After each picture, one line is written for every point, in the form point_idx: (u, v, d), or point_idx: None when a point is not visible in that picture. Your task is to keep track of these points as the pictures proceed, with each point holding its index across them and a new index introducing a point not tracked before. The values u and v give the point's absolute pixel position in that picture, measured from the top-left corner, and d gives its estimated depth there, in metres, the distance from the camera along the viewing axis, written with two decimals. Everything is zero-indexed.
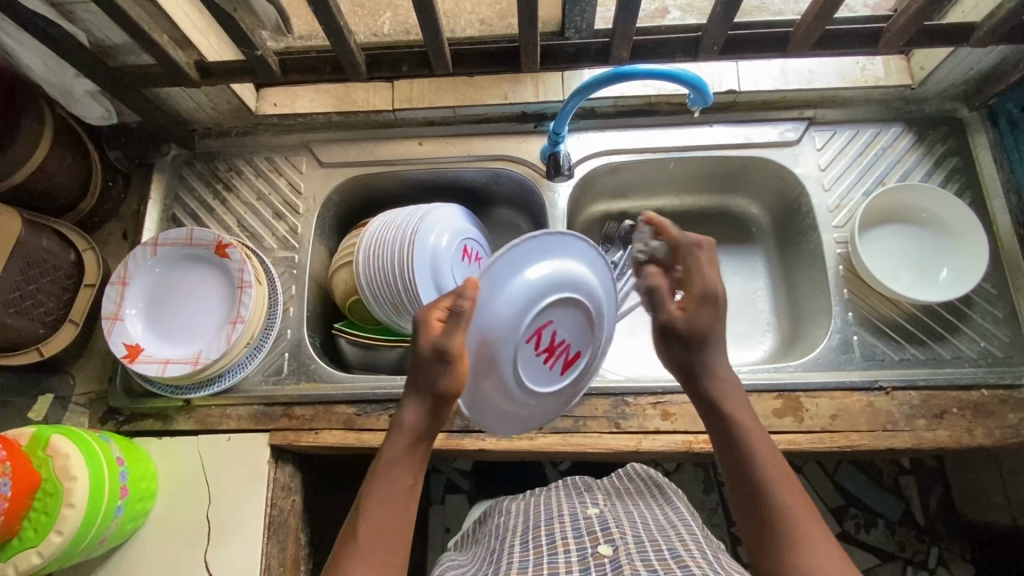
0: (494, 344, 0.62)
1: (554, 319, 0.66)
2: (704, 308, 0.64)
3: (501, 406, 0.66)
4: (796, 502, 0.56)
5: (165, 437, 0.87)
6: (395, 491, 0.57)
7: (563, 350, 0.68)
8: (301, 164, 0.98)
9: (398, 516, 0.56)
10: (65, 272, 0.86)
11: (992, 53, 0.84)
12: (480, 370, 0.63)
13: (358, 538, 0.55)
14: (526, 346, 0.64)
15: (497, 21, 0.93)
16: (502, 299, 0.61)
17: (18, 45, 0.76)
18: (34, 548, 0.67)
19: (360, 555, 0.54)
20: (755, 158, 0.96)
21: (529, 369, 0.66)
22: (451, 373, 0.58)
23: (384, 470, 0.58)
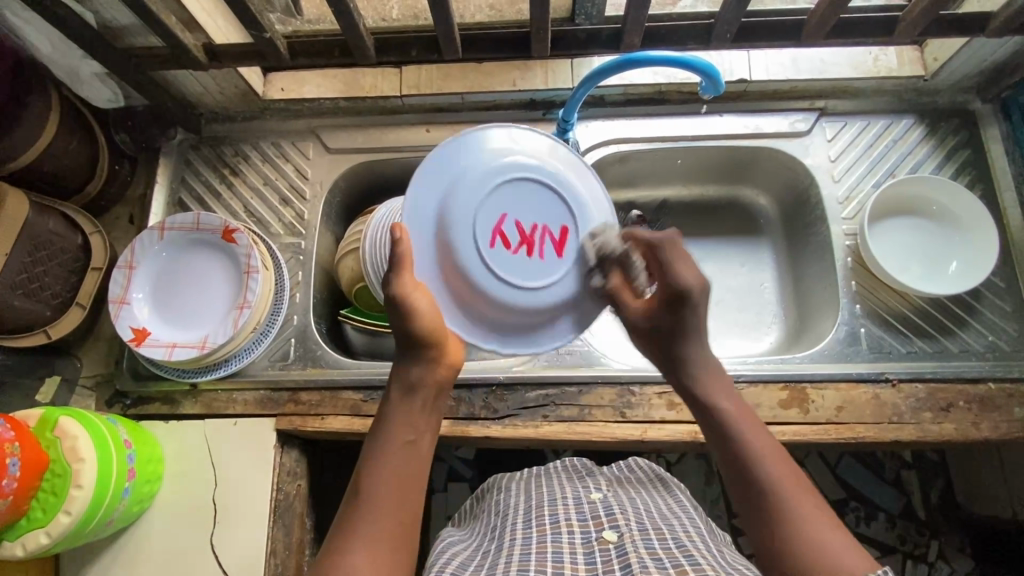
0: (458, 265, 0.61)
1: (509, 210, 0.62)
2: (673, 312, 0.64)
3: (494, 316, 0.63)
4: (783, 469, 0.56)
5: (172, 420, 0.87)
6: (403, 442, 0.59)
7: (542, 236, 0.63)
8: (308, 149, 0.98)
9: (404, 454, 0.58)
10: (72, 255, 0.86)
11: (1006, 44, 0.83)
12: (464, 296, 0.62)
13: (364, 485, 0.56)
14: (493, 249, 0.61)
15: (506, 6, 0.91)
16: (430, 214, 0.61)
17: (25, 25, 0.75)
18: (42, 529, 0.68)
19: (374, 502, 0.55)
20: (765, 148, 0.95)
21: (510, 268, 0.61)
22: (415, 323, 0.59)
23: (393, 423, 0.60)
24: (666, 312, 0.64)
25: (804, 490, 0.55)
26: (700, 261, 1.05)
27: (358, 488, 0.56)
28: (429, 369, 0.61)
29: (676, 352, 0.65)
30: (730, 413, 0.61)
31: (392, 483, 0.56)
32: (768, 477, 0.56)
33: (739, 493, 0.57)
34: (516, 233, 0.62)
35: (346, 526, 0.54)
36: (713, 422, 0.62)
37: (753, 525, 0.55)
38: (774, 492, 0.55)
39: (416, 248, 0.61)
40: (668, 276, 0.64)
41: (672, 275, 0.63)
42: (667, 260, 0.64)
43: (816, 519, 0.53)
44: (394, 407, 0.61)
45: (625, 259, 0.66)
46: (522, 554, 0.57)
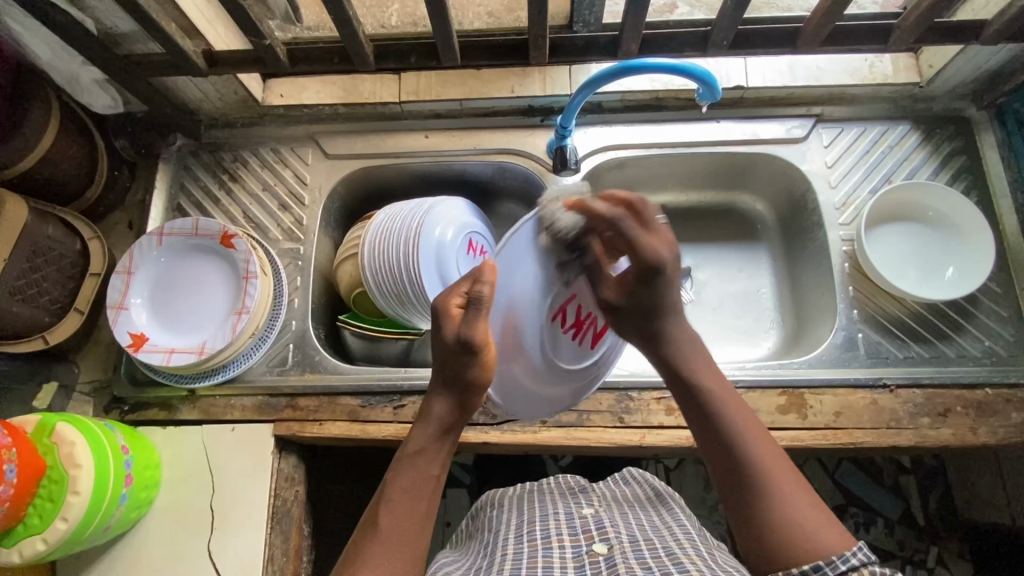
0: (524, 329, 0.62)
1: (578, 293, 0.66)
2: (643, 283, 0.63)
3: (530, 387, 0.67)
4: (767, 455, 0.59)
5: (170, 426, 0.87)
6: (419, 476, 0.59)
7: (591, 324, 0.69)
8: (307, 155, 0.98)
9: (425, 495, 0.58)
10: (71, 261, 0.86)
11: (1002, 51, 0.84)
12: (508, 355, 0.63)
13: (383, 522, 0.56)
14: (554, 325, 0.65)
15: (505, 13, 0.92)
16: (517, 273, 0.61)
17: (27, 32, 0.76)
18: (40, 535, 0.68)
19: (381, 538, 0.55)
20: (762, 155, 0.95)
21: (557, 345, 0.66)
22: (476, 364, 0.59)
23: (411, 456, 0.60)
24: (637, 287, 0.64)
25: (786, 469, 0.58)
26: (698, 266, 1.05)
27: (377, 523, 0.56)
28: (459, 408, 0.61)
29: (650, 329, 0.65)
30: (710, 391, 0.63)
31: (401, 520, 0.56)
32: (753, 457, 0.58)
33: (720, 471, 0.59)
34: (576, 315, 0.67)
35: (350, 561, 0.54)
36: (691, 395, 0.63)
37: (732, 503, 0.58)
38: (758, 473, 0.57)
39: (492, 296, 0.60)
40: (643, 249, 0.62)
41: (643, 247, 0.62)
42: (634, 233, 0.62)
43: (796, 497, 0.56)
44: (418, 440, 0.61)
45: (592, 229, 0.64)
46: (514, 569, 0.57)
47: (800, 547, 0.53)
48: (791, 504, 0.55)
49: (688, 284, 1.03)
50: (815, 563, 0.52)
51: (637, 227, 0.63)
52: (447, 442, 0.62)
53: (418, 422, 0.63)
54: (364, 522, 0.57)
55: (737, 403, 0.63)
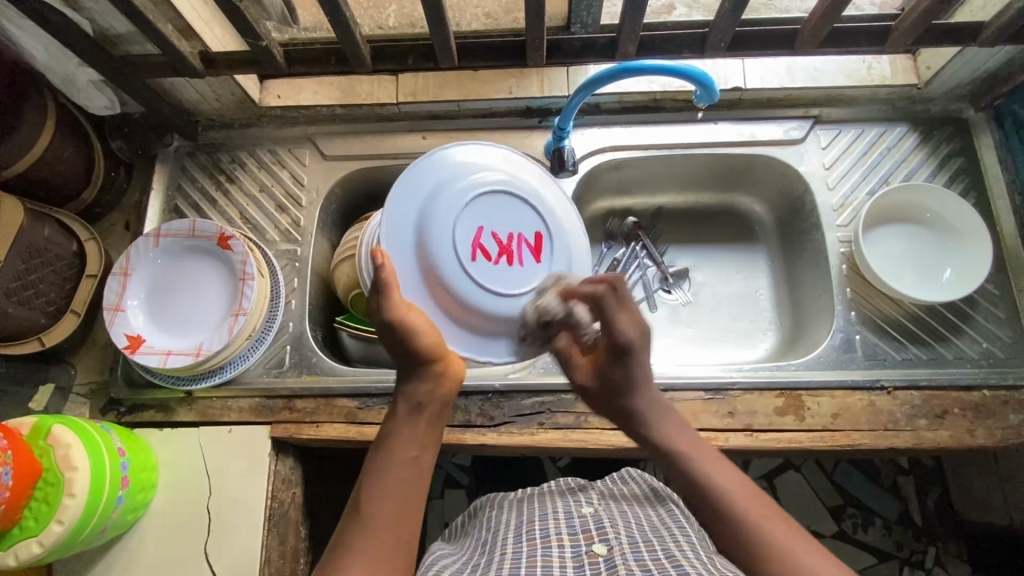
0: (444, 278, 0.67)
1: (483, 223, 0.69)
2: (612, 365, 0.69)
3: (491, 327, 0.69)
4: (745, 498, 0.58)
5: (167, 428, 0.87)
6: (400, 461, 0.59)
7: (519, 242, 0.71)
8: (304, 156, 0.98)
9: (405, 476, 0.58)
10: (67, 262, 0.86)
11: (999, 53, 0.84)
12: (451, 310, 0.68)
13: (365, 507, 0.56)
14: (474, 261, 0.68)
15: (503, 15, 0.92)
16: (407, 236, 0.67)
17: (23, 33, 0.76)
18: (35, 538, 0.67)
19: (368, 527, 0.54)
20: (759, 156, 0.95)
21: (493, 276, 0.69)
22: (408, 334, 0.61)
23: (389, 441, 0.60)
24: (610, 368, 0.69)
25: (766, 508, 0.57)
26: (696, 268, 1.05)
27: (360, 509, 0.56)
28: (421, 382, 0.62)
29: (617, 404, 0.69)
30: (683, 450, 0.64)
31: (385, 505, 0.56)
32: (728, 502, 0.58)
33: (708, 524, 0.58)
34: (492, 244, 0.69)
35: (338, 551, 0.54)
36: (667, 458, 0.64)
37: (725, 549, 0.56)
38: (739, 516, 0.56)
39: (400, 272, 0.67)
40: (613, 328, 0.67)
41: (616, 329, 0.67)
42: (611, 312, 0.67)
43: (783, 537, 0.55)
44: (395, 426, 0.61)
45: (573, 316, 0.70)
46: (513, 568, 0.56)
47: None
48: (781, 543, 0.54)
49: (685, 286, 1.04)
50: None
51: (616, 323, 0.67)
52: (424, 420, 0.61)
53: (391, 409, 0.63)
54: (350, 511, 0.57)
55: (710, 455, 0.63)
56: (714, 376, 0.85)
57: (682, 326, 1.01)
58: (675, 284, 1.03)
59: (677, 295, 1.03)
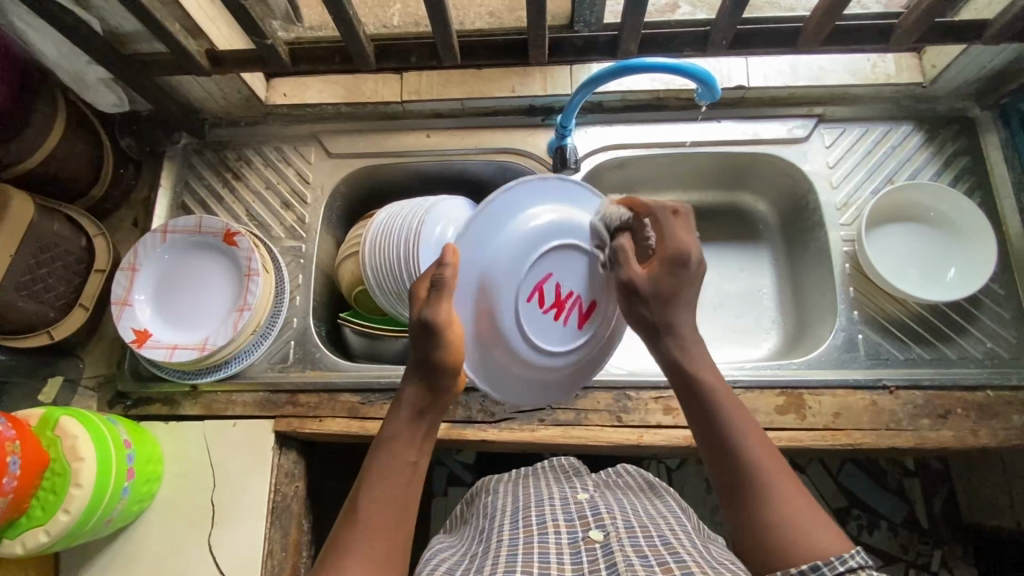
0: (495, 311, 0.66)
1: (554, 272, 0.70)
2: (670, 267, 0.63)
3: (515, 371, 0.71)
4: (765, 456, 0.57)
5: (172, 421, 0.88)
6: (398, 463, 0.58)
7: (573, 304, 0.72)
8: (310, 154, 0.99)
9: (402, 479, 0.58)
10: (76, 257, 0.87)
11: (1005, 51, 0.83)
12: (488, 339, 0.67)
13: (362, 505, 0.55)
14: (530, 303, 0.68)
15: (507, 13, 0.92)
16: (481, 260, 0.66)
17: (33, 32, 0.77)
18: (42, 527, 0.69)
19: (364, 524, 0.54)
20: (763, 155, 0.95)
21: (536, 324, 0.69)
22: (443, 346, 0.60)
23: (388, 443, 0.60)
24: (665, 274, 0.63)
25: (788, 473, 0.57)
26: None
27: (355, 508, 0.55)
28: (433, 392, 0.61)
29: (662, 317, 0.64)
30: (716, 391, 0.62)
31: (383, 505, 0.55)
32: (754, 466, 0.56)
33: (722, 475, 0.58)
34: (552, 298, 0.70)
35: (334, 547, 0.54)
36: (699, 403, 0.61)
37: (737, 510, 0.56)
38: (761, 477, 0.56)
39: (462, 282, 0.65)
40: (670, 240, 0.64)
41: (673, 240, 0.64)
42: (669, 227, 0.64)
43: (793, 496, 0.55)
44: (396, 428, 0.61)
45: (638, 227, 0.67)
46: (510, 555, 0.57)
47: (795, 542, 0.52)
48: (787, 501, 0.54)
49: None
50: (814, 564, 0.49)
51: (688, 220, 0.65)
52: (423, 424, 0.61)
53: (391, 411, 0.62)
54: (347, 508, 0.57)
55: (739, 407, 0.61)
56: (716, 374, 0.85)
57: None
58: None
59: None
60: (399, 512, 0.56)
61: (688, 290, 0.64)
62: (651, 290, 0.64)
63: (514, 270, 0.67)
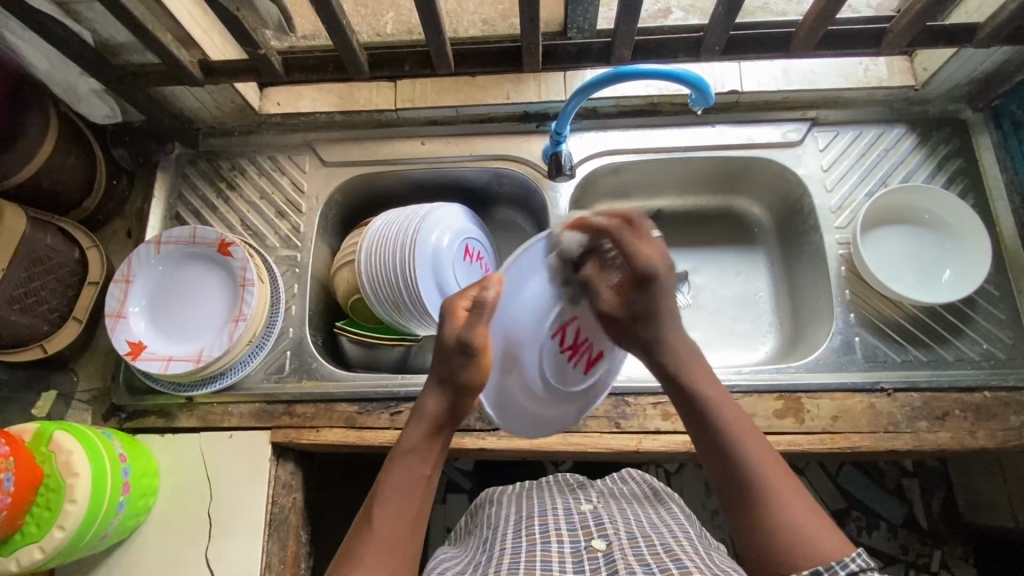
0: (520, 346, 0.64)
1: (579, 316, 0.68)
2: (639, 290, 0.64)
3: (526, 405, 0.67)
4: (763, 458, 0.57)
5: (168, 434, 0.87)
6: (412, 477, 0.58)
7: (586, 349, 0.70)
8: (304, 163, 0.99)
9: (416, 493, 0.58)
10: (69, 269, 0.87)
11: (997, 53, 0.84)
12: (507, 369, 0.64)
13: (376, 518, 0.56)
14: (554, 340, 0.66)
15: (500, 21, 0.93)
16: (523, 298, 0.63)
17: (25, 45, 0.77)
18: (37, 544, 0.68)
19: (375, 537, 0.54)
20: (758, 159, 0.96)
21: (555, 364, 0.67)
22: (474, 366, 0.60)
23: (404, 456, 0.59)
24: (636, 294, 0.64)
25: (788, 478, 0.56)
26: (695, 271, 1.05)
27: (369, 520, 0.56)
28: (455, 407, 0.62)
29: (645, 337, 0.65)
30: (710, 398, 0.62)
31: (396, 519, 0.55)
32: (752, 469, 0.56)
33: (719, 480, 0.58)
34: (572, 339, 0.68)
35: (344, 561, 0.54)
36: (692, 404, 0.62)
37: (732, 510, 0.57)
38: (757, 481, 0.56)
39: (498, 317, 0.62)
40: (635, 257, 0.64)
41: (637, 258, 0.64)
42: (628, 242, 0.65)
43: (798, 509, 0.54)
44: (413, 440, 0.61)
45: (597, 249, 0.67)
46: (512, 562, 0.57)
47: (790, 542, 0.52)
48: (791, 514, 0.54)
49: (686, 288, 1.03)
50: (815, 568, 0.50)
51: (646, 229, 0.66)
52: (439, 439, 0.61)
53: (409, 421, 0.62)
54: (356, 525, 0.56)
55: (737, 411, 0.61)
56: None
57: None
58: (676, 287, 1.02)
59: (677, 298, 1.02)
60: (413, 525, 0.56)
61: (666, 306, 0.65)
62: (628, 315, 0.65)
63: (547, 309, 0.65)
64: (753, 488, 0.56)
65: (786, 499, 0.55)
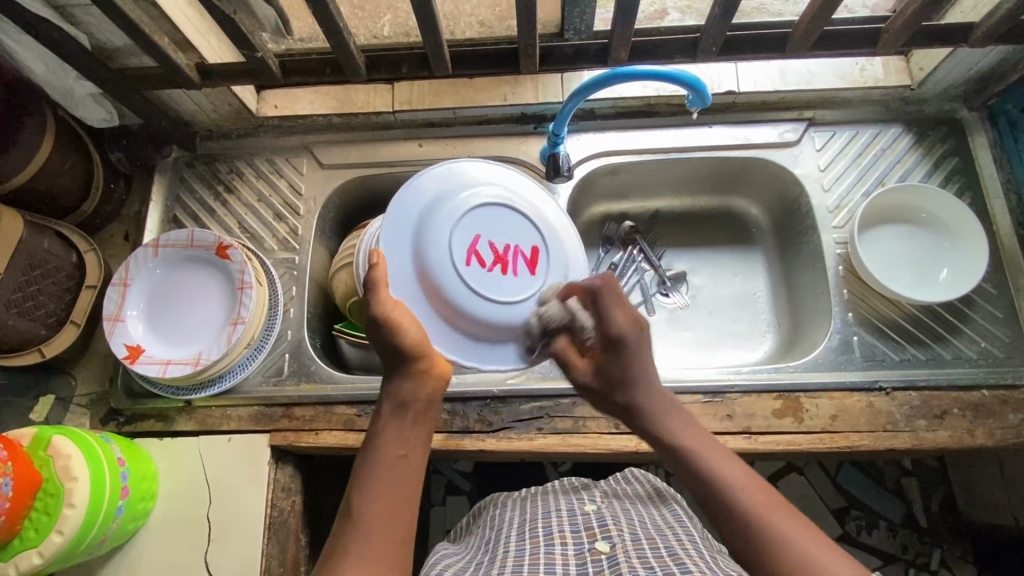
0: (441, 288, 0.65)
1: (480, 232, 0.68)
2: (609, 359, 0.64)
3: (489, 330, 0.67)
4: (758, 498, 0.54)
5: (167, 438, 0.87)
6: (389, 458, 0.56)
7: (514, 253, 0.69)
8: (302, 165, 0.99)
9: (396, 475, 0.55)
10: (66, 273, 0.87)
11: (992, 52, 0.84)
12: (444, 314, 0.66)
13: (360, 508, 0.53)
14: (468, 265, 0.67)
15: (497, 22, 0.93)
16: (408, 239, 0.66)
17: (22, 49, 0.77)
18: (35, 549, 0.67)
19: (360, 526, 0.52)
20: (755, 159, 0.96)
21: (487, 283, 0.67)
22: (393, 330, 0.59)
23: (378, 441, 0.58)
24: (608, 363, 0.64)
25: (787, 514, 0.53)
26: (694, 271, 1.05)
27: (353, 513, 0.53)
28: (410, 378, 0.60)
29: (623, 401, 0.64)
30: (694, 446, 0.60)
31: (378, 503, 0.53)
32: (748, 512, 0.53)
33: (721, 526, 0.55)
34: (490, 254, 0.68)
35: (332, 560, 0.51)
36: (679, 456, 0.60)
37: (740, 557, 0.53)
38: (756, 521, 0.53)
39: (395, 271, 0.65)
40: (606, 324, 0.64)
41: (607, 322, 0.63)
42: (603, 306, 0.64)
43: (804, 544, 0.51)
44: (383, 424, 0.59)
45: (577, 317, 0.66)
46: (515, 565, 0.56)
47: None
48: (788, 548, 0.51)
49: (683, 289, 1.04)
50: None
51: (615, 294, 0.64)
52: (410, 416, 0.59)
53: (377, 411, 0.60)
54: (342, 516, 0.54)
55: (725, 453, 0.59)
56: (712, 379, 0.85)
57: (680, 329, 1.01)
58: (673, 288, 1.03)
59: (676, 299, 1.03)
60: (397, 507, 0.54)
61: (639, 367, 0.63)
62: (600, 384, 0.65)
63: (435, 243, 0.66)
64: (751, 529, 0.53)
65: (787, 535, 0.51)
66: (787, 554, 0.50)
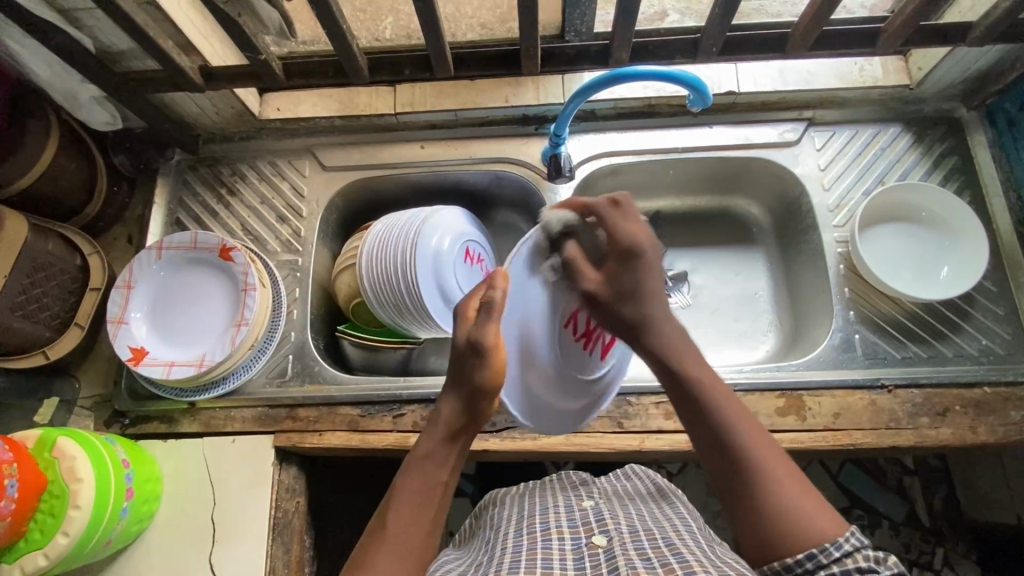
0: (535, 341, 0.67)
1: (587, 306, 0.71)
2: (623, 265, 0.64)
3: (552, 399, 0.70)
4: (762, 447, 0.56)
5: (170, 439, 0.87)
6: (428, 482, 0.58)
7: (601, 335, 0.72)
8: (304, 167, 0.99)
9: (431, 499, 0.58)
10: (71, 276, 0.87)
11: (990, 52, 0.85)
12: (525, 363, 0.67)
13: (391, 522, 0.55)
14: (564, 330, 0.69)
15: (498, 24, 0.93)
16: (526, 287, 0.67)
17: (28, 53, 0.77)
18: (41, 551, 0.68)
19: (388, 542, 0.54)
20: (755, 159, 0.96)
21: (569, 354, 0.69)
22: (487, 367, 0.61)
23: (421, 461, 0.60)
24: (622, 272, 0.64)
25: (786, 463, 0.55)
26: (695, 271, 1.05)
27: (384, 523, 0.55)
28: (467, 412, 0.62)
29: (629, 317, 0.63)
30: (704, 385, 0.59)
31: (410, 523, 0.55)
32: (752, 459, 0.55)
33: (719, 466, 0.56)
34: (586, 327, 0.70)
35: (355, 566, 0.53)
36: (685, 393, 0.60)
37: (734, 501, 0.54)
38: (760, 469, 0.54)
39: (507, 306, 0.65)
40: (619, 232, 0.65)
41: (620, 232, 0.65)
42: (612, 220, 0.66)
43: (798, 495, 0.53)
44: (429, 445, 0.61)
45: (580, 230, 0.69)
46: (513, 562, 0.57)
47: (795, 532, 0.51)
48: (785, 495, 0.53)
49: (685, 289, 1.04)
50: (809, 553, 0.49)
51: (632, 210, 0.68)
52: (456, 446, 0.61)
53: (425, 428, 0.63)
54: (370, 530, 0.56)
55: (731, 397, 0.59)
56: None
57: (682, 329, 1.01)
58: (675, 288, 1.03)
59: (677, 298, 1.03)
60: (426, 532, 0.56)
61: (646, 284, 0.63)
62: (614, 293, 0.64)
63: (552, 304, 0.68)
64: (751, 477, 0.54)
65: (785, 486, 0.53)
66: (780, 504, 0.52)
